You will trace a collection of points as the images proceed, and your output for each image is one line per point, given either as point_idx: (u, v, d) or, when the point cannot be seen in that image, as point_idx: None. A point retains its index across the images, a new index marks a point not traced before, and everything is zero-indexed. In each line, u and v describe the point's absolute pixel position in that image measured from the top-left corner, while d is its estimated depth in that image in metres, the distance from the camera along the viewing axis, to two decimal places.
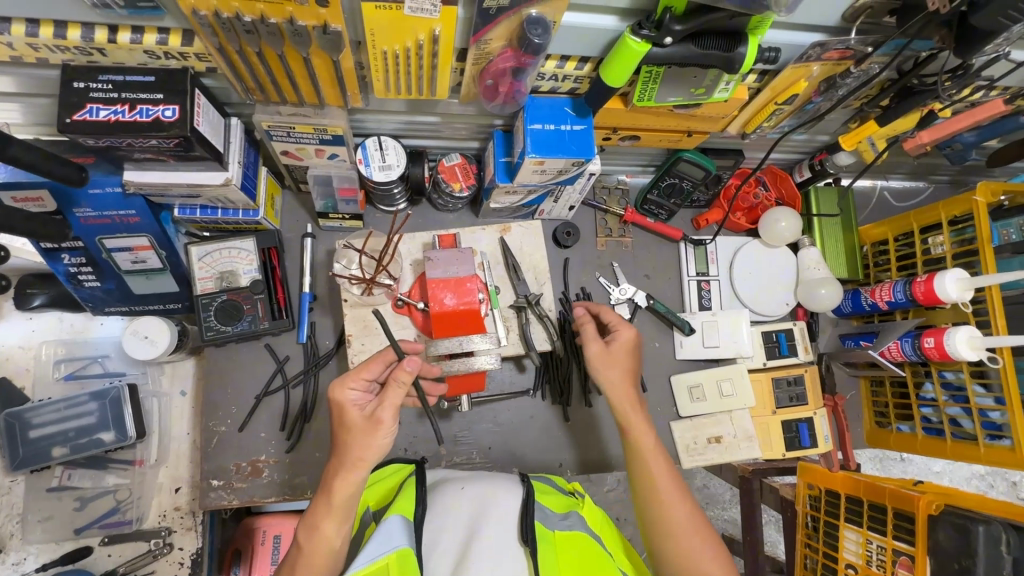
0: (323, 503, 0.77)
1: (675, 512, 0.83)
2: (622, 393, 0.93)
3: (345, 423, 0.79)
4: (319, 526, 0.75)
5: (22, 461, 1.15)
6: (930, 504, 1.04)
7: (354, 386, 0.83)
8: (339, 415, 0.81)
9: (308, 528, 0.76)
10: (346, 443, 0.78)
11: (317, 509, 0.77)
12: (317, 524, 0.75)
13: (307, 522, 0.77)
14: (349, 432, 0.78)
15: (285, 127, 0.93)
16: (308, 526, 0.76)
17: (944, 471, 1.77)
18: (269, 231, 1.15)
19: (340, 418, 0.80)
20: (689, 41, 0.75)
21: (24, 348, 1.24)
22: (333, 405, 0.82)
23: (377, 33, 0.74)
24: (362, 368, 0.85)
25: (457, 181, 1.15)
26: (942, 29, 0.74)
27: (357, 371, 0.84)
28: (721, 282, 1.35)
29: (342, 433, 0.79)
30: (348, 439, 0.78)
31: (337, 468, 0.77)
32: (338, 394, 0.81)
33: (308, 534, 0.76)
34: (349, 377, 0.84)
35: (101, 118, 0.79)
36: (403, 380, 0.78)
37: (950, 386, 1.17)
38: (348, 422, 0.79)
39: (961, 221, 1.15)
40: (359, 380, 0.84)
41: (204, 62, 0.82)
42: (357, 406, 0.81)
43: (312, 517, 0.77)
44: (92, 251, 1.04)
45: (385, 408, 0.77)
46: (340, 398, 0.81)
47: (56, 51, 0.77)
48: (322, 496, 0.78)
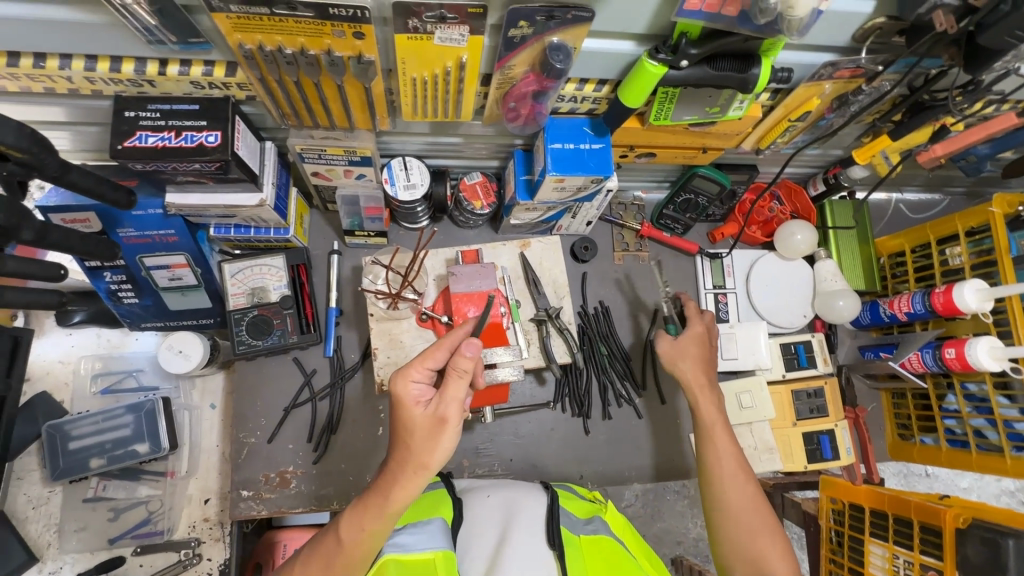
0: (377, 505, 0.77)
1: (739, 492, 0.93)
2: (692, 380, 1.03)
3: (405, 420, 0.77)
4: (367, 526, 0.77)
5: (63, 472, 1.20)
6: (957, 517, 1.03)
7: (418, 379, 0.79)
8: (400, 410, 0.78)
9: (363, 526, 0.77)
10: (407, 442, 0.76)
11: (371, 503, 0.77)
12: (368, 519, 0.77)
13: (354, 521, 0.78)
14: (410, 428, 0.77)
15: (316, 150, 0.98)
16: (357, 526, 0.77)
17: (972, 486, 1.73)
18: (298, 248, 1.19)
19: (402, 412, 0.78)
20: (703, 63, 0.78)
21: (63, 363, 1.30)
22: (394, 397, 0.79)
23: (408, 61, 0.78)
24: (427, 354, 0.80)
25: (478, 200, 1.19)
26: (951, 47, 0.77)
27: (421, 360, 0.80)
28: (738, 295, 1.37)
29: (402, 431, 0.77)
30: (409, 437, 0.76)
31: (394, 468, 0.77)
32: (400, 385, 0.78)
33: (358, 532, 0.77)
34: (413, 366, 0.80)
35: (148, 144, 0.84)
36: (466, 367, 0.76)
37: (974, 398, 1.16)
38: (410, 418, 0.77)
39: (978, 232, 1.16)
40: (423, 370, 0.80)
41: (244, 90, 0.87)
42: (420, 399, 0.79)
43: (364, 508, 0.78)
44: (133, 269, 1.09)
45: (449, 403, 0.77)
46: (403, 390, 0.78)
47: (110, 83, 0.83)
48: (374, 497, 0.78)
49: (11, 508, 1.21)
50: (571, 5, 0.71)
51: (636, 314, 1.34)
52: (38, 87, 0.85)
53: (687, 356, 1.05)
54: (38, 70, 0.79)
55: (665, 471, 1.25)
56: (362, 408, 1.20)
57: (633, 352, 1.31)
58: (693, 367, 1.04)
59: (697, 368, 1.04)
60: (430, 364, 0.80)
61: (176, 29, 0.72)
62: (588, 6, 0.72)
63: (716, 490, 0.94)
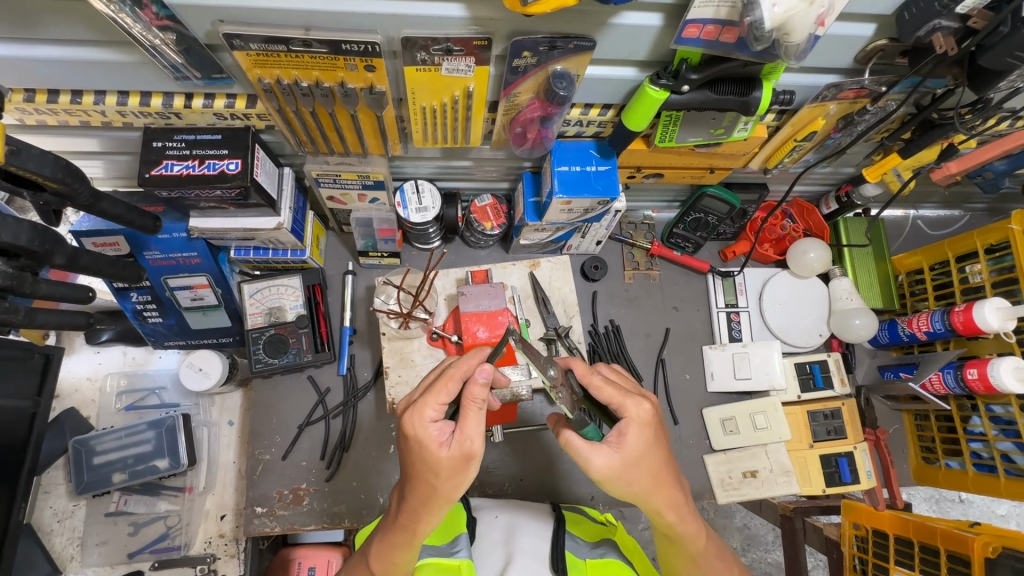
0: (402, 538, 0.75)
1: None
2: (653, 488, 0.74)
3: (425, 459, 0.70)
4: (396, 560, 0.76)
5: (86, 486, 1.24)
6: (986, 546, 0.99)
7: (435, 416, 0.71)
8: (422, 451, 0.71)
9: (392, 560, 0.76)
10: (429, 479, 0.71)
11: (396, 542, 0.76)
12: (388, 556, 0.77)
13: (383, 556, 0.77)
14: (429, 467, 0.71)
15: (331, 175, 1.02)
16: (386, 559, 0.77)
17: (1008, 514, 1.66)
18: (314, 269, 1.23)
19: (416, 450, 0.71)
20: (705, 88, 0.80)
21: (91, 379, 1.35)
22: (410, 435, 0.72)
23: (418, 91, 0.82)
24: (440, 385, 0.72)
25: (488, 221, 1.21)
26: (954, 67, 0.78)
27: (435, 392, 0.72)
28: (751, 314, 1.35)
29: (422, 468, 0.71)
30: (430, 475, 0.71)
31: (415, 503, 0.73)
32: (419, 425, 0.71)
33: (385, 565, 0.77)
34: (426, 400, 0.72)
35: (174, 172, 0.88)
36: (479, 400, 0.70)
37: (1000, 421, 1.12)
38: (434, 459, 0.70)
39: (998, 249, 1.13)
40: (439, 404, 0.72)
41: (264, 120, 0.91)
42: (441, 436, 0.71)
43: (388, 548, 0.76)
44: (158, 290, 1.14)
45: (470, 438, 0.70)
46: (419, 428, 0.71)
47: (140, 116, 0.89)
48: (398, 530, 0.76)
49: (37, 522, 1.25)
50: (573, 35, 0.73)
51: (648, 333, 1.34)
52: (74, 121, 0.90)
53: (640, 464, 0.72)
54: (75, 106, 0.85)
55: None
56: (373, 426, 1.21)
57: (644, 371, 1.31)
58: (650, 477, 0.73)
59: (655, 474, 0.73)
60: (445, 397, 0.72)
61: (201, 66, 0.77)
62: (590, 35, 0.74)
63: (685, 567, 0.84)
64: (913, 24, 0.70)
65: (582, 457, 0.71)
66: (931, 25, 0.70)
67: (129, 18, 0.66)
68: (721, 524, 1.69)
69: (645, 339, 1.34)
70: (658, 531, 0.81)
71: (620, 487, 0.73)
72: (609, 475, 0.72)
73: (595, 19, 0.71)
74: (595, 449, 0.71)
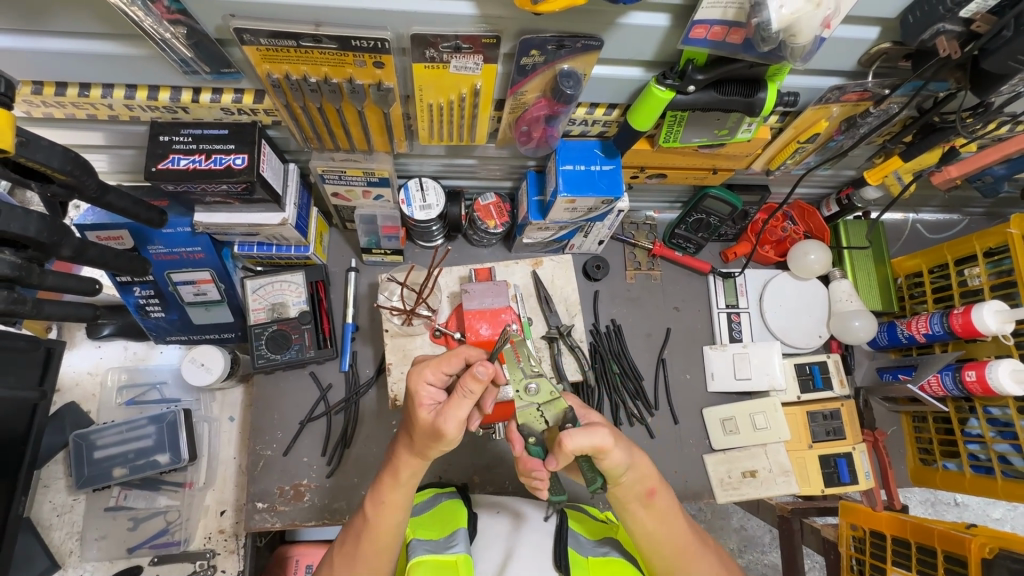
0: (389, 481, 0.83)
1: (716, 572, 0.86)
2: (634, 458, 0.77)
3: (411, 413, 0.76)
4: (389, 500, 0.83)
5: (87, 480, 1.24)
6: (983, 547, 1.00)
7: (430, 381, 0.76)
8: (410, 405, 0.76)
9: (389, 504, 0.83)
10: (415, 440, 0.78)
11: (383, 485, 0.84)
12: (383, 498, 0.83)
13: (375, 499, 0.84)
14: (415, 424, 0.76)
15: (336, 172, 1.02)
16: (381, 502, 0.83)
17: (1003, 517, 1.68)
18: (317, 266, 1.23)
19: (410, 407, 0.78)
20: (711, 88, 0.81)
21: (91, 374, 1.35)
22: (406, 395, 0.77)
23: (425, 87, 0.82)
24: (440, 358, 0.77)
25: (492, 219, 1.22)
26: (956, 71, 0.80)
27: (432, 363, 0.76)
28: (752, 314, 1.36)
29: (410, 419, 0.78)
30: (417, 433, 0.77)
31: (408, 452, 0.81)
32: (414, 382, 0.76)
33: (379, 508, 0.83)
34: (427, 366, 0.77)
35: (180, 166, 0.88)
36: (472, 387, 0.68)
37: (997, 423, 1.13)
38: (415, 416, 0.75)
39: (997, 252, 1.14)
40: (438, 373, 0.77)
41: (270, 116, 0.92)
42: (429, 399, 0.76)
43: (378, 493, 0.84)
44: (160, 285, 1.14)
45: (451, 418, 0.71)
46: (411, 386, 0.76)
47: (147, 110, 0.89)
48: (388, 475, 0.84)
49: (37, 516, 1.25)
50: (580, 35, 0.74)
51: (649, 333, 1.35)
52: (81, 114, 0.91)
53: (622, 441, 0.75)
54: (82, 99, 0.85)
55: (677, 492, 1.24)
56: (374, 422, 1.22)
57: (645, 370, 1.32)
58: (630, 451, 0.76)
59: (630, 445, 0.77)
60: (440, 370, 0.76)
61: (209, 60, 0.78)
62: (597, 35, 0.75)
63: (688, 565, 0.84)
64: (918, 27, 0.71)
65: (586, 439, 0.69)
66: (935, 28, 0.71)
67: (139, 12, 0.66)
68: (719, 525, 1.70)
69: (646, 339, 1.34)
70: (658, 528, 0.81)
71: (615, 462, 0.73)
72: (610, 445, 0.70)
73: (604, 18, 0.71)
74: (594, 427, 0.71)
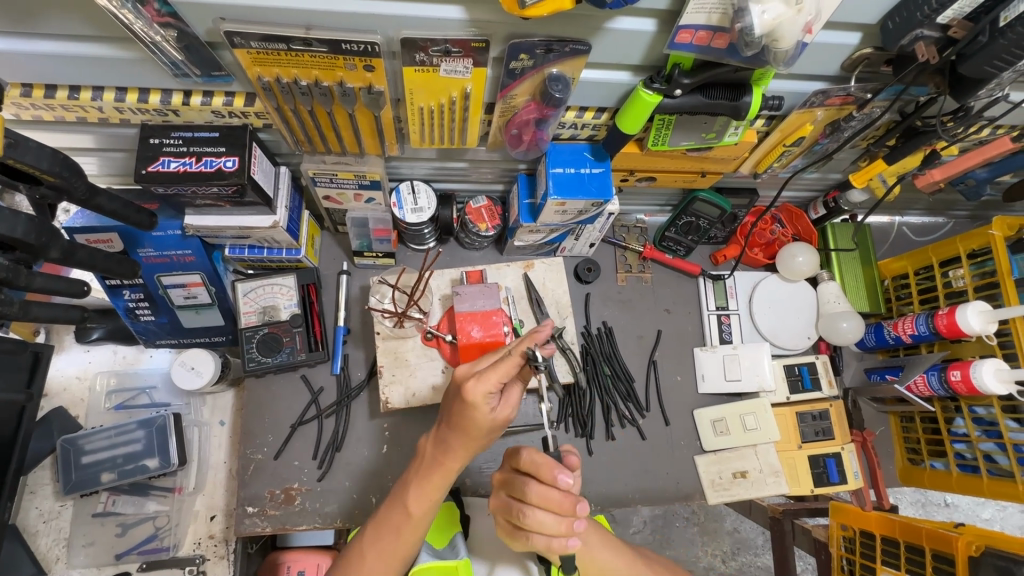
0: (436, 479, 0.79)
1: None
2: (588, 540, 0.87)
3: (472, 419, 0.71)
4: (437, 497, 0.80)
5: (75, 485, 1.23)
6: (969, 545, 1.01)
7: (489, 389, 0.69)
8: (467, 409, 0.70)
9: (431, 499, 0.80)
10: (466, 435, 0.73)
11: (421, 479, 0.80)
12: (425, 494, 0.80)
13: (417, 495, 0.80)
14: (473, 424, 0.72)
15: (328, 175, 1.02)
16: (425, 498, 0.80)
17: (992, 517, 1.69)
18: (309, 268, 1.23)
19: (461, 407, 0.71)
20: (697, 92, 0.82)
21: (80, 378, 1.34)
22: (463, 398, 0.70)
23: (415, 91, 0.83)
24: (501, 364, 0.69)
25: (483, 222, 1.22)
26: (935, 75, 0.82)
27: (496, 373, 0.69)
28: (741, 316, 1.37)
29: (463, 421, 0.72)
30: (470, 430, 0.72)
31: (453, 450, 0.76)
32: (472, 394, 0.69)
33: (425, 504, 0.80)
34: (489, 374, 0.69)
35: (171, 169, 0.88)
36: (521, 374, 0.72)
37: (983, 422, 1.15)
38: (475, 419, 0.71)
39: (979, 254, 1.16)
40: (496, 379, 0.69)
41: (261, 119, 0.92)
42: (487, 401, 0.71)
43: (421, 483, 0.80)
44: (150, 288, 1.14)
45: (507, 406, 0.72)
46: (472, 395, 0.69)
47: (138, 113, 0.89)
48: (435, 471, 0.79)
49: (23, 522, 1.24)
50: (568, 39, 0.75)
51: (640, 335, 1.36)
52: (70, 116, 0.91)
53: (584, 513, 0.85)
54: (71, 101, 0.85)
55: (669, 493, 1.24)
56: (366, 426, 1.21)
57: (636, 372, 1.33)
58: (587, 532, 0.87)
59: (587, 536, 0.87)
60: (502, 378, 0.70)
61: (200, 62, 0.78)
62: (585, 40, 0.76)
63: None
64: (897, 33, 0.73)
65: None
66: (913, 34, 0.72)
67: (130, 15, 0.67)
68: (712, 527, 1.70)
69: (638, 341, 1.35)
70: None
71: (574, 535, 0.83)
72: None
73: (590, 23, 0.73)
74: None
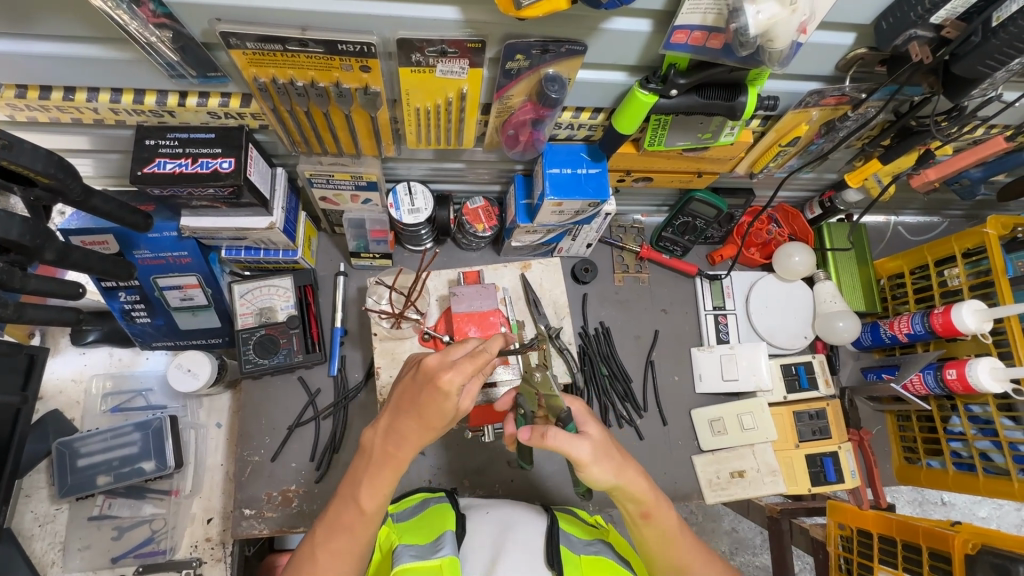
0: (389, 470, 0.77)
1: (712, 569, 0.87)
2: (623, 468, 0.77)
3: (438, 407, 0.72)
4: (389, 489, 0.78)
5: (70, 488, 1.22)
6: (967, 543, 1.01)
7: (463, 378, 0.71)
8: (438, 398, 0.71)
9: (384, 492, 0.78)
10: (428, 423, 0.74)
11: (375, 473, 0.77)
12: (379, 488, 0.78)
13: (370, 489, 0.78)
14: (436, 412, 0.72)
15: (324, 176, 1.02)
16: (378, 492, 0.78)
17: (989, 516, 1.70)
18: (305, 269, 1.23)
19: (429, 395, 0.72)
20: (693, 92, 0.82)
21: (75, 381, 1.33)
22: (434, 386, 0.71)
23: (412, 91, 0.83)
24: (476, 357, 0.71)
25: (480, 223, 1.22)
26: (929, 75, 0.82)
27: (470, 365, 0.71)
28: (738, 316, 1.37)
29: (429, 410, 0.72)
30: (431, 418, 0.73)
31: (408, 439, 0.76)
32: (446, 383, 0.70)
33: (377, 497, 0.78)
34: (465, 364, 0.70)
35: (167, 170, 0.88)
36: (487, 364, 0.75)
37: (979, 420, 1.15)
38: (444, 407, 0.72)
39: (975, 253, 1.16)
40: (468, 370, 0.71)
41: (258, 120, 0.92)
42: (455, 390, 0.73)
43: (374, 476, 0.78)
44: (146, 289, 1.13)
45: (468, 397, 0.75)
46: (443, 384, 0.70)
47: (133, 115, 0.89)
48: (387, 462, 0.77)
49: (18, 526, 1.23)
50: (564, 39, 0.75)
51: (638, 335, 1.36)
52: (66, 118, 0.90)
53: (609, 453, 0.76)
54: (67, 103, 0.85)
55: (667, 493, 1.25)
56: (363, 428, 1.21)
57: (633, 372, 1.33)
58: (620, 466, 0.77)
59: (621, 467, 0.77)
60: (476, 370, 0.72)
61: (195, 63, 0.78)
62: (582, 40, 0.76)
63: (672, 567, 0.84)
64: (891, 33, 0.73)
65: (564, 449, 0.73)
66: (907, 34, 0.73)
67: (125, 15, 0.67)
68: (710, 527, 1.71)
69: (635, 341, 1.35)
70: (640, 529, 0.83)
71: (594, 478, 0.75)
72: (585, 459, 0.73)
73: (587, 23, 0.73)
74: (576, 442, 0.73)
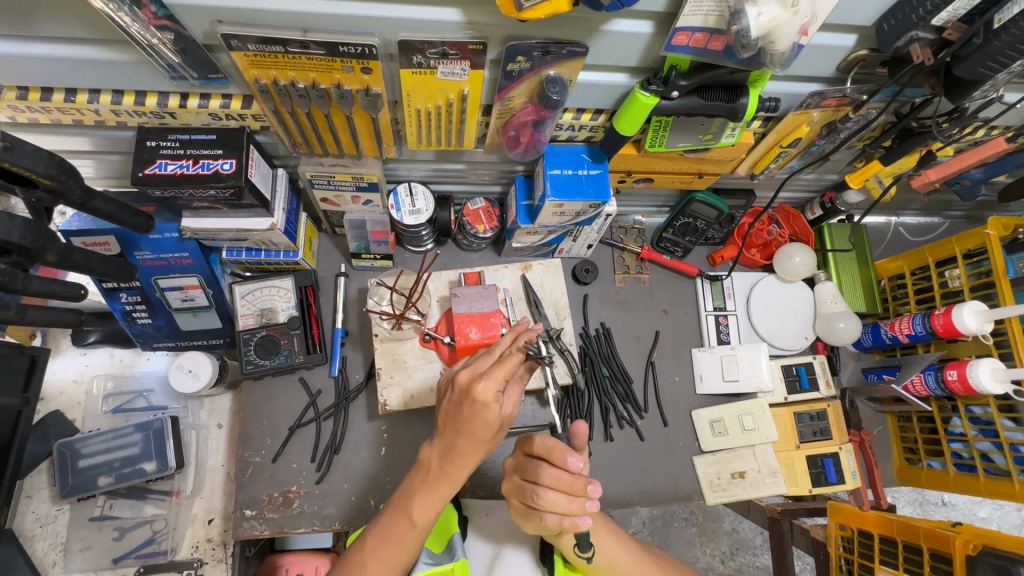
0: (443, 484, 0.78)
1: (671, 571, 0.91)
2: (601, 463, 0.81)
3: (483, 419, 0.71)
4: (440, 503, 0.79)
5: (71, 489, 1.22)
6: (967, 544, 1.01)
7: (496, 387, 0.71)
8: (479, 409, 0.71)
9: (437, 504, 0.79)
10: (476, 437, 0.74)
11: (428, 485, 0.78)
12: (429, 502, 0.78)
13: (421, 502, 0.78)
14: (482, 425, 0.72)
15: (325, 177, 1.02)
16: (429, 505, 0.78)
17: (989, 516, 1.70)
18: (306, 270, 1.23)
19: (470, 412, 0.72)
20: (694, 94, 0.82)
21: (76, 382, 1.33)
22: (474, 398, 0.71)
23: (413, 93, 0.83)
24: (505, 363, 0.72)
25: (481, 223, 1.22)
26: (931, 77, 0.82)
27: (501, 374, 0.71)
28: (739, 316, 1.37)
29: (476, 424, 0.72)
30: (479, 431, 0.73)
31: (463, 455, 0.76)
32: (483, 393, 0.70)
33: (428, 510, 0.79)
34: (495, 372, 0.71)
35: (167, 171, 0.88)
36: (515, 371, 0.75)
37: (979, 421, 1.15)
38: (483, 417, 0.71)
39: (975, 254, 1.16)
40: (500, 378, 0.71)
41: (259, 121, 0.92)
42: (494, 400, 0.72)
43: (427, 489, 0.78)
44: (147, 290, 1.13)
45: (508, 402, 0.75)
46: (479, 402, 0.70)
47: (134, 116, 0.89)
48: (440, 476, 0.77)
49: (20, 527, 1.23)
50: (566, 41, 0.75)
51: (638, 336, 1.36)
52: (67, 119, 0.90)
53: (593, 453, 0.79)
54: (68, 104, 0.85)
55: (668, 494, 1.25)
56: (364, 429, 1.21)
57: (634, 373, 1.33)
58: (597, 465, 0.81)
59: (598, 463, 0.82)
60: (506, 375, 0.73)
61: (197, 65, 0.78)
62: (583, 42, 0.76)
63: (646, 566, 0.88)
64: (892, 35, 0.73)
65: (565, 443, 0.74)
66: (908, 36, 0.73)
67: (127, 17, 0.67)
68: (710, 528, 1.71)
69: (636, 342, 1.35)
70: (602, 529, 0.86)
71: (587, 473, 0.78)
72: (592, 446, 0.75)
73: (588, 25, 0.73)
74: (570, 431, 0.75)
